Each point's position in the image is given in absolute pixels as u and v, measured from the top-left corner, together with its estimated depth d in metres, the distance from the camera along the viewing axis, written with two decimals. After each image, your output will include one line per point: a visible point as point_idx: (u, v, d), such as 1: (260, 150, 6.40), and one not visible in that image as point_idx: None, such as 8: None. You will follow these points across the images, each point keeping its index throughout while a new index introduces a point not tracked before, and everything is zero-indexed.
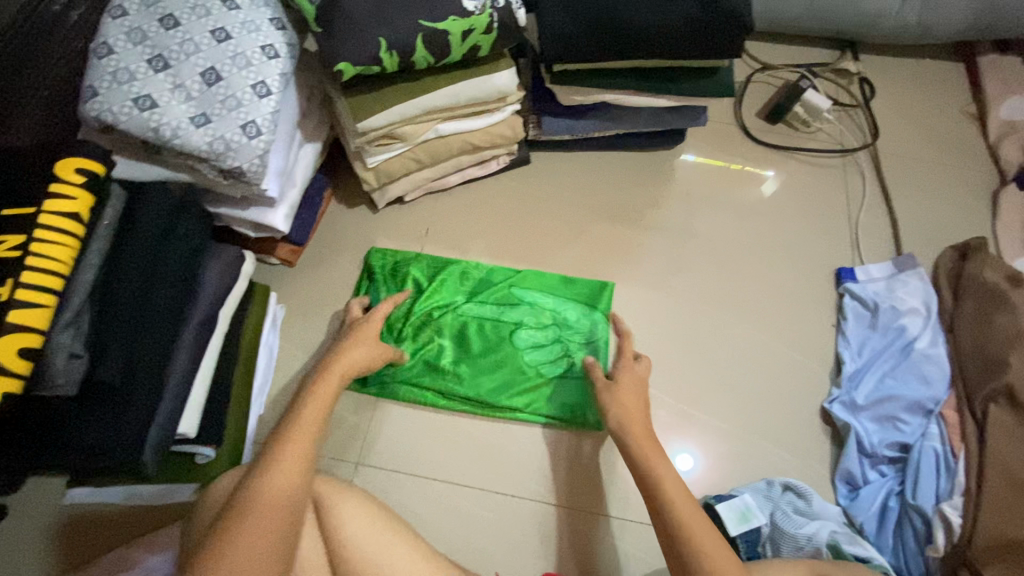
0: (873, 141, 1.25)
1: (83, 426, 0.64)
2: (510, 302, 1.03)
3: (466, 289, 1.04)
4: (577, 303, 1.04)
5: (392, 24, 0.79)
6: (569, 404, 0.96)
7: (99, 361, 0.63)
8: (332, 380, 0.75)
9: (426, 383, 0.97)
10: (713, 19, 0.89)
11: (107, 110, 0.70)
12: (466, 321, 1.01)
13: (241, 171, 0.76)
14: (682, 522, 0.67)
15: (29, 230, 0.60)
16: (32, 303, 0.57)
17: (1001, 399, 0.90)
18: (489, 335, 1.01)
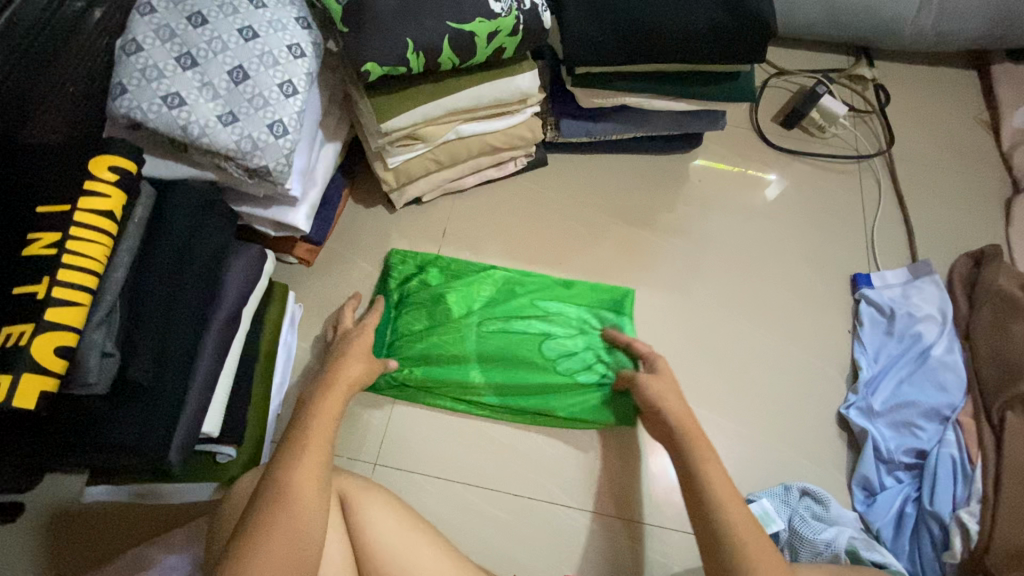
0: (888, 147, 1.25)
1: (114, 425, 0.64)
2: (534, 313, 1.03)
3: (489, 294, 1.03)
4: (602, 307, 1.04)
5: (418, 25, 0.79)
6: (601, 408, 0.96)
7: (132, 361, 0.64)
8: (340, 388, 0.73)
9: (454, 389, 0.96)
10: (736, 24, 0.89)
11: (137, 108, 0.70)
12: (489, 331, 1.00)
13: (267, 170, 0.76)
14: (741, 527, 0.64)
15: (65, 228, 0.60)
16: (68, 301, 0.57)
17: (1017, 407, 0.91)
18: (516, 340, 1.00)
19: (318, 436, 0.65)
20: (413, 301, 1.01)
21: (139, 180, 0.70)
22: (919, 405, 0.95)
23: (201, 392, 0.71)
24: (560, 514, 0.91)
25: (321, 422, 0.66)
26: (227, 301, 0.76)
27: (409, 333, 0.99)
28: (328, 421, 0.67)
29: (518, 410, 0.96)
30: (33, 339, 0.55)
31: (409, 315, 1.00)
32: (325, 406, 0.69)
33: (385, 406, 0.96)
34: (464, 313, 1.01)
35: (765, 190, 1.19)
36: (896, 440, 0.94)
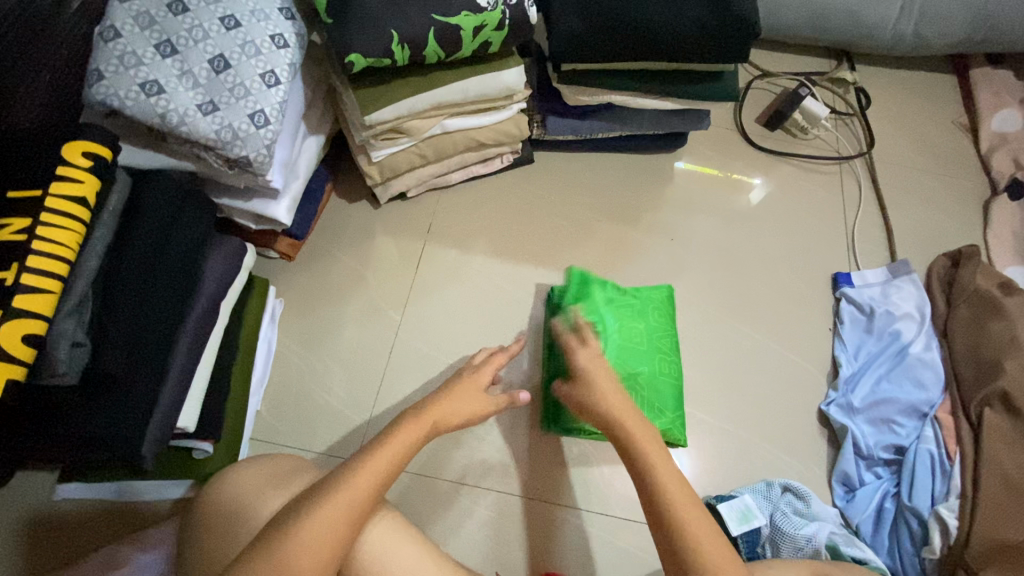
0: (869, 149, 1.27)
1: (86, 419, 0.63)
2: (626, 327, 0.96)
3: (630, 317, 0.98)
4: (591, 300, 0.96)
5: (404, 17, 0.79)
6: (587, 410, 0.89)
7: (104, 350, 0.64)
8: (415, 431, 0.66)
9: None
10: (721, 24, 0.90)
11: (113, 95, 0.68)
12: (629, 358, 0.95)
13: (247, 160, 0.75)
14: (695, 526, 0.61)
15: (35, 213, 0.58)
16: (36, 288, 0.56)
17: (995, 403, 0.92)
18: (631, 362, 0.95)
19: (358, 486, 0.60)
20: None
21: (116, 168, 0.69)
22: (899, 401, 0.97)
23: (178, 386, 0.69)
24: (543, 511, 0.91)
25: (370, 469, 0.61)
26: (207, 293, 0.74)
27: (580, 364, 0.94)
28: (380, 474, 0.61)
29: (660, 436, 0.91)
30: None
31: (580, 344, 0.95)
32: (390, 456, 0.63)
33: (368, 403, 0.95)
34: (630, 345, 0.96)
35: (753, 192, 1.21)
36: (870, 437, 0.96)
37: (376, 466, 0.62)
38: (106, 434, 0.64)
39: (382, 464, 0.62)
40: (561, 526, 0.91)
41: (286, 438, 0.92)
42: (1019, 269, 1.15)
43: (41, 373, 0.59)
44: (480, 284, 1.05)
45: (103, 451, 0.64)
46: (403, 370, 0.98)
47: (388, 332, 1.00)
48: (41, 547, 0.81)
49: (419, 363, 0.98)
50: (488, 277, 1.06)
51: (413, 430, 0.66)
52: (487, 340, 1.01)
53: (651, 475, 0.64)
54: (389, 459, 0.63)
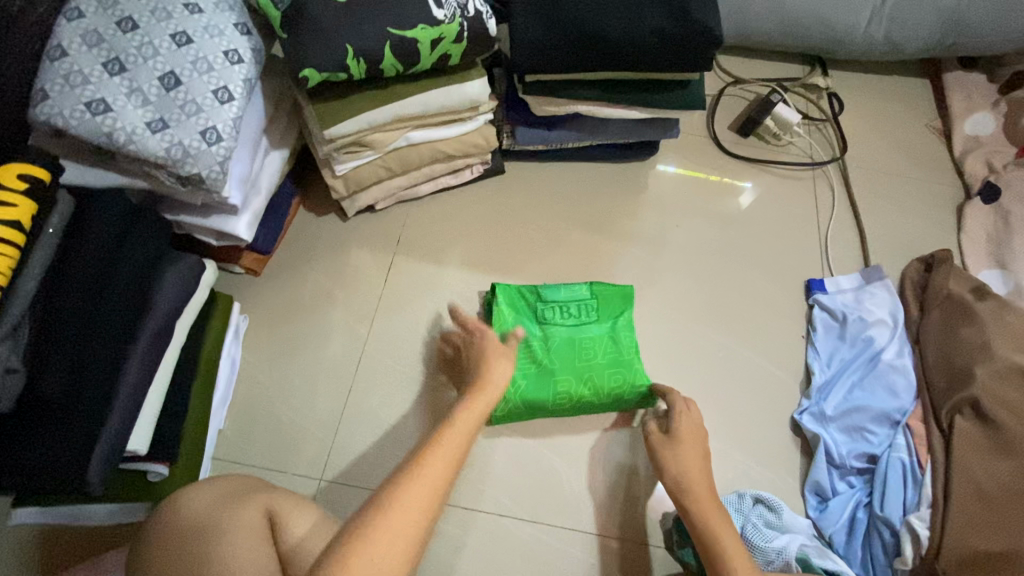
0: (842, 154, 1.27)
1: (28, 444, 0.63)
2: (588, 350, 0.96)
3: (608, 351, 0.96)
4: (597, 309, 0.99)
5: (359, 31, 0.78)
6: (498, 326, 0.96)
7: (40, 375, 0.63)
8: (460, 441, 0.62)
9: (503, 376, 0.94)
10: (683, 33, 0.90)
11: (58, 114, 0.68)
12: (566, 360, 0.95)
13: (200, 178, 0.74)
14: None
15: None
16: None
17: (965, 410, 0.91)
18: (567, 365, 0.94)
19: (392, 528, 0.53)
20: (574, 313, 0.98)
21: (57, 192, 0.69)
22: (872, 408, 0.96)
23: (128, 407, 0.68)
24: (512, 527, 0.90)
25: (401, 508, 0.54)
26: (159, 312, 0.71)
27: (554, 340, 0.96)
28: (409, 510, 0.54)
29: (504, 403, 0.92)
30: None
31: (565, 324, 0.97)
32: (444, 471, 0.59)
33: (334, 420, 0.93)
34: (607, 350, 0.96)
35: (743, 195, 1.21)
36: (844, 445, 0.95)
37: (432, 479, 0.57)
38: (50, 459, 0.63)
39: (435, 478, 0.58)
40: (532, 542, 0.89)
41: (250, 457, 0.90)
42: (994, 272, 1.15)
43: None
44: (451, 296, 1.04)
45: (46, 476, 0.63)
46: (371, 385, 0.96)
47: (356, 347, 0.99)
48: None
49: (387, 379, 0.97)
50: (459, 290, 1.05)
51: (457, 437, 0.62)
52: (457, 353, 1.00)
53: (719, 534, 0.73)
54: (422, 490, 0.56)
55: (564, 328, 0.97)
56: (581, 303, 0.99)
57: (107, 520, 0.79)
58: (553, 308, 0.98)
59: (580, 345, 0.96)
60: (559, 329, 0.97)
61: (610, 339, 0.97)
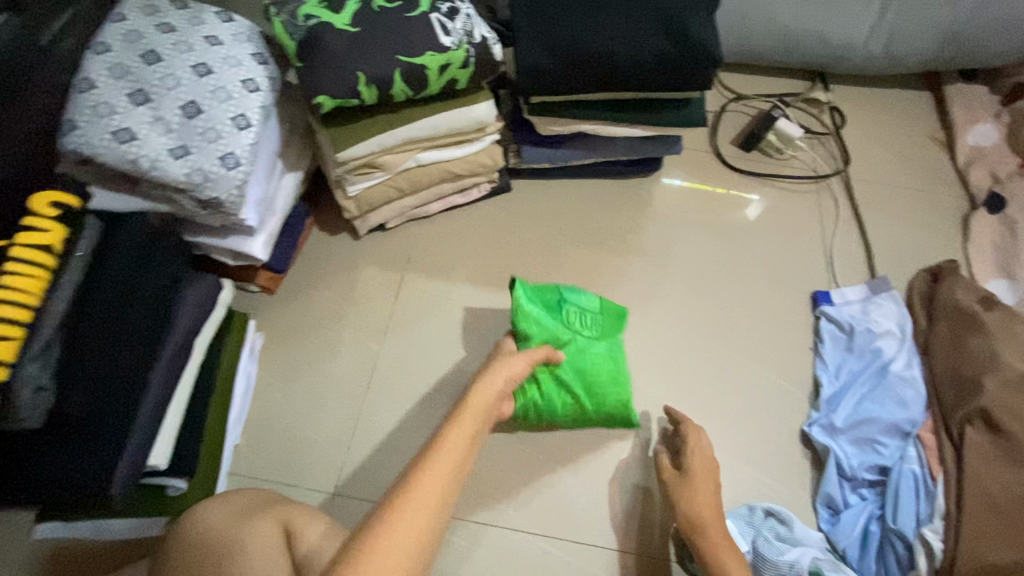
0: (845, 167, 1.28)
1: (57, 457, 0.66)
2: (593, 364, 0.94)
3: (608, 370, 0.95)
4: (599, 324, 0.98)
5: (370, 59, 0.82)
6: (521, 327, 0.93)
7: (70, 393, 0.66)
8: (460, 442, 0.65)
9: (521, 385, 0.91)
10: (682, 54, 0.93)
11: (86, 143, 0.71)
12: (576, 369, 0.93)
13: (219, 201, 0.77)
14: None
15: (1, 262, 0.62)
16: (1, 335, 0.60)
17: (976, 421, 0.91)
18: (577, 376, 0.93)
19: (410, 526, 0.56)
20: (582, 324, 0.98)
21: (86, 214, 0.72)
22: (882, 419, 0.96)
23: (149, 424, 0.69)
24: (522, 542, 0.90)
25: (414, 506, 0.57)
26: (179, 332, 0.73)
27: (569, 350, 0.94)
28: (423, 510, 0.57)
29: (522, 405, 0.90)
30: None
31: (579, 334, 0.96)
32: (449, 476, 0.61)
33: (346, 434, 0.95)
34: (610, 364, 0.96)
35: (750, 208, 1.23)
36: (854, 457, 0.94)
37: (438, 477, 0.60)
38: (75, 473, 0.65)
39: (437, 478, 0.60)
40: (543, 557, 0.89)
41: (264, 472, 0.92)
42: (1001, 282, 1.15)
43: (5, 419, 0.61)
44: (460, 312, 1.06)
45: (71, 490, 0.66)
46: (382, 400, 0.98)
47: (367, 363, 1.01)
48: None
49: (398, 394, 0.99)
50: (468, 306, 1.07)
51: (461, 439, 0.65)
52: (467, 367, 1.02)
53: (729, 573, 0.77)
54: (433, 487, 0.59)
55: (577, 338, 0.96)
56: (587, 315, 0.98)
57: (126, 535, 0.81)
58: (566, 316, 0.97)
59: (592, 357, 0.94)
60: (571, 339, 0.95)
61: (611, 356, 0.96)
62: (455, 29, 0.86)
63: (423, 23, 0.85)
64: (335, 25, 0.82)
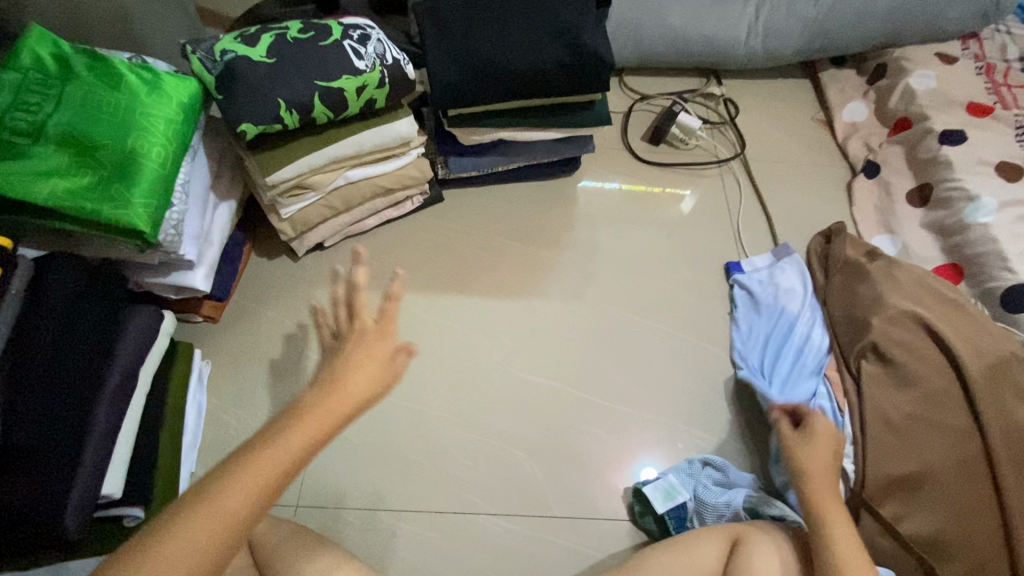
0: (742, 150, 1.43)
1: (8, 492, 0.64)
2: (115, 88, 0.77)
3: (145, 130, 0.77)
4: (150, 98, 0.78)
5: (290, 87, 0.87)
6: (13, 177, 0.70)
7: (13, 427, 0.65)
8: (213, 529, 0.55)
9: (73, 156, 0.73)
10: (579, 59, 1.03)
11: (168, 225, 0.80)
12: (79, 126, 0.74)
13: (159, 242, 0.81)
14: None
15: None
16: None
17: (869, 355, 1.03)
18: (100, 117, 0.75)
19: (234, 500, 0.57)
20: (52, 77, 0.77)
21: (18, 256, 0.73)
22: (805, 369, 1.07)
23: (98, 453, 0.69)
24: (486, 523, 0.94)
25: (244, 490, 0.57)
26: (118, 365, 0.74)
27: (16, 89, 0.74)
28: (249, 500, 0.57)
29: (55, 184, 0.71)
30: None
31: (128, 121, 0.76)
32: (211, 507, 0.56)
33: None
34: (188, 143, 0.82)
35: (686, 201, 1.34)
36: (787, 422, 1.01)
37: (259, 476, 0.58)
38: (28, 506, 0.64)
39: (188, 547, 0.54)
40: (505, 535, 0.94)
41: None
42: (883, 236, 1.31)
43: None
44: (405, 319, 1.11)
45: (21, 524, 0.64)
46: None
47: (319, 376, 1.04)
48: None
49: None
50: (411, 313, 1.12)
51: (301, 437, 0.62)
52: (417, 369, 1.06)
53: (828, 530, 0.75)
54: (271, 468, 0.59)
55: (134, 100, 0.77)
56: (148, 85, 0.79)
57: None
58: (108, 117, 0.76)
59: (133, 108, 0.77)
60: (46, 147, 0.72)
61: (148, 115, 0.77)
62: (367, 53, 0.93)
63: (336, 51, 0.91)
64: (252, 58, 0.87)
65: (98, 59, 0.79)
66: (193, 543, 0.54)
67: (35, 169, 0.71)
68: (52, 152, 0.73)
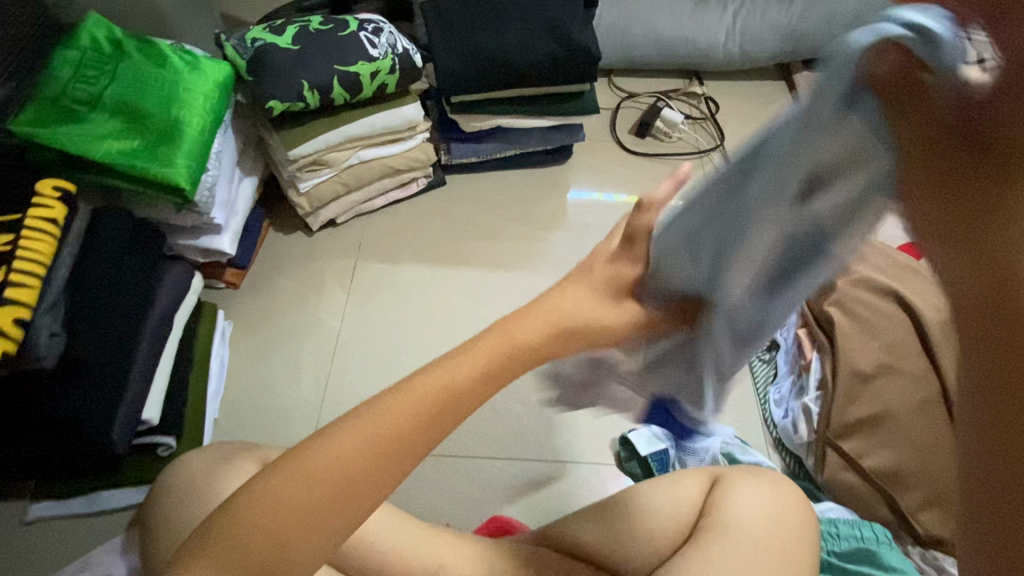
0: (722, 143, 1.55)
1: (66, 398, 0.74)
2: (161, 67, 0.88)
3: (186, 102, 0.87)
4: (190, 74, 0.89)
5: (312, 70, 0.99)
6: (75, 137, 0.81)
7: (76, 342, 0.75)
8: (360, 458, 0.43)
9: (125, 123, 0.84)
10: (569, 51, 1.15)
11: (204, 188, 0.91)
12: (131, 97, 0.85)
13: (195, 204, 0.91)
14: None
15: (17, 227, 0.70)
16: (21, 282, 0.67)
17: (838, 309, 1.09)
18: (148, 90, 0.86)
19: (393, 418, 0.44)
20: (107, 55, 0.87)
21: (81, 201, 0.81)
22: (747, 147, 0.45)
23: (140, 381, 0.79)
24: (485, 467, 1.03)
25: (408, 408, 0.45)
26: (157, 311, 0.84)
27: (77, 65, 0.86)
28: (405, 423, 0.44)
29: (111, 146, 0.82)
30: None
31: (172, 94, 0.86)
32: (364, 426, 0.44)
33: (317, 399, 1.06)
34: (221, 116, 0.92)
35: None
36: (803, 277, 0.48)
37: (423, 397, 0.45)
38: (84, 413, 0.74)
39: (334, 467, 0.43)
40: (504, 477, 1.02)
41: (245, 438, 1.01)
42: None
43: (25, 360, 0.69)
44: (410, 288, 1.21)
45: (76, 429, 0.74)
46: (347, 367, 1.10)
47: (332, 337, 1.13)
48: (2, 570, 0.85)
49: (364, 361, 1.11)
50: (416, 282, 1.21)
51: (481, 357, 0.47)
52: (421, 332, 1.15)
53: None
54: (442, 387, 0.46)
55: (178, 76, 0.88)
56: (189, 64, 0.89)
57: (117, 504, 0.88)
58: (155, 91, 0.86)
59: (177, 83, 0.87)
60: (103, 114, 0.83)
61: (189, 89, 0.88)
62: (380, 43, 1.05)
63: (353, 40, 1.03)
64: (279, 45, 0.99)
65: (147, 42, 0.90)
66: (352, 459, 0.43)
67: (94, 131, 0.82)
68: (108, 120, 0.84)
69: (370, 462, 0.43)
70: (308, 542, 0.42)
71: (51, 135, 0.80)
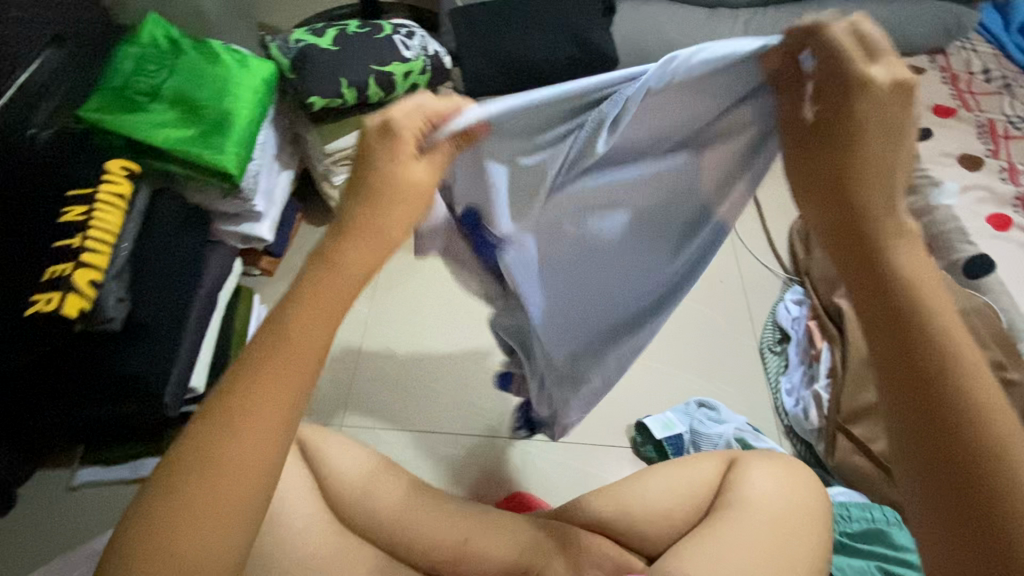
0: None
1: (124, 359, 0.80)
2: (214, 63, 0.95)
3: (235, 95, 0.94)
4: (240, 71, 0.96)
5: (351, 70, 1.06)
6: (137, 125, 0.89)
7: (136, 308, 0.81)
8: (249, 456, 0.39)
9: (182, 114, 0.92)
10: (587, 56, 1.22)
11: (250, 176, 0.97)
12: (187, 91, 0.92)
13: (242, 191, 0.97)
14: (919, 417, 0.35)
15: (91, 202, 0.80)
16: (98, 249, 0.77)
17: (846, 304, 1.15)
18: (202, 84, 0.93)
19: (262, 408, 0.40)
20: (166, 52, 0.95)
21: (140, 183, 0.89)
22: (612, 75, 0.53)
23: (190, 348, 0.86)
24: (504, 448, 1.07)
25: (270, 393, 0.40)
26: (205, 286, 0.91)
27: (139, 60, 0.93)
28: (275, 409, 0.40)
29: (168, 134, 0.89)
30: (74, 271, 0.75)
31: (223, 88, 0.93)
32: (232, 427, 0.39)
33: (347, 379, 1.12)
34: (266, 110, 0.99)
35: None
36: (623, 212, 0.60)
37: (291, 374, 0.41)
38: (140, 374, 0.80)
39: (227, 474, 0.38)
40: (523, 457, 1.06)
41: None
42: None
43: (95, 319, 0.76)
44: (434, 279, 1.26)
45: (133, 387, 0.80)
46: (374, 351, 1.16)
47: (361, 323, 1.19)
48: (50, 532, 0.89)
49: (390, 345, 1.17)
50: (439, 274, 1.26)
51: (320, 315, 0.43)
52: (444, 320, 1.20)
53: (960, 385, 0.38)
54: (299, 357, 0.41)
55: (229, 72, 0.95)
56: (238, 61, 0.97)
57: None
58: (208, 85, 0.93)
59: (228, 78, 0.94)
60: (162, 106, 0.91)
61: (238, 84, 0.94)
62: (413, 46, 1.12)
63: (388, 43, 1.10)
64: (321, 46, 1.06)
65: (202, 41, 0.97)
66: (244, 455, 0.39)
67: (153, 120, 0.90)
68: (167, 111, 0.91)
69: (256, 458, 0.39)
70: (202, 556, 0.37)
71: (116, 122, 0.88)
